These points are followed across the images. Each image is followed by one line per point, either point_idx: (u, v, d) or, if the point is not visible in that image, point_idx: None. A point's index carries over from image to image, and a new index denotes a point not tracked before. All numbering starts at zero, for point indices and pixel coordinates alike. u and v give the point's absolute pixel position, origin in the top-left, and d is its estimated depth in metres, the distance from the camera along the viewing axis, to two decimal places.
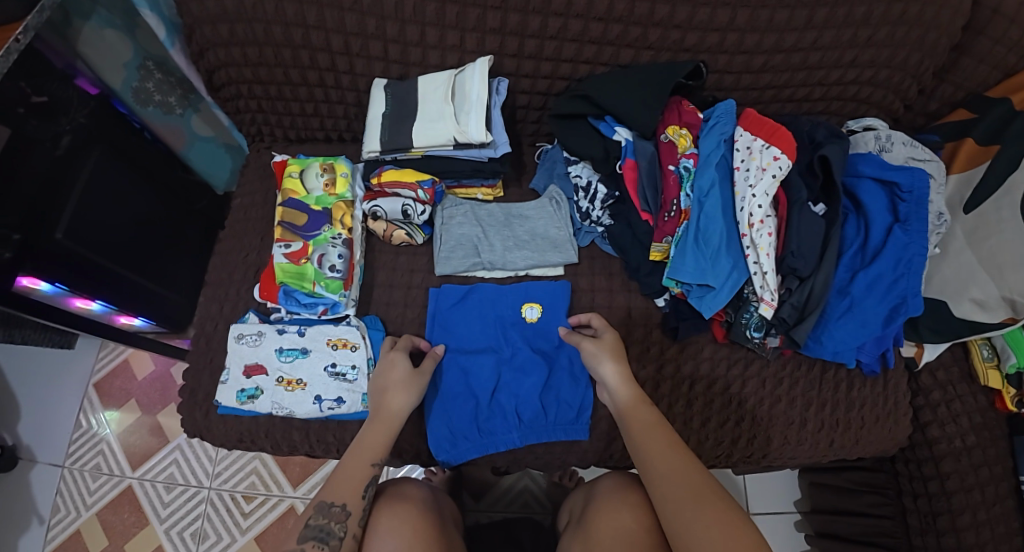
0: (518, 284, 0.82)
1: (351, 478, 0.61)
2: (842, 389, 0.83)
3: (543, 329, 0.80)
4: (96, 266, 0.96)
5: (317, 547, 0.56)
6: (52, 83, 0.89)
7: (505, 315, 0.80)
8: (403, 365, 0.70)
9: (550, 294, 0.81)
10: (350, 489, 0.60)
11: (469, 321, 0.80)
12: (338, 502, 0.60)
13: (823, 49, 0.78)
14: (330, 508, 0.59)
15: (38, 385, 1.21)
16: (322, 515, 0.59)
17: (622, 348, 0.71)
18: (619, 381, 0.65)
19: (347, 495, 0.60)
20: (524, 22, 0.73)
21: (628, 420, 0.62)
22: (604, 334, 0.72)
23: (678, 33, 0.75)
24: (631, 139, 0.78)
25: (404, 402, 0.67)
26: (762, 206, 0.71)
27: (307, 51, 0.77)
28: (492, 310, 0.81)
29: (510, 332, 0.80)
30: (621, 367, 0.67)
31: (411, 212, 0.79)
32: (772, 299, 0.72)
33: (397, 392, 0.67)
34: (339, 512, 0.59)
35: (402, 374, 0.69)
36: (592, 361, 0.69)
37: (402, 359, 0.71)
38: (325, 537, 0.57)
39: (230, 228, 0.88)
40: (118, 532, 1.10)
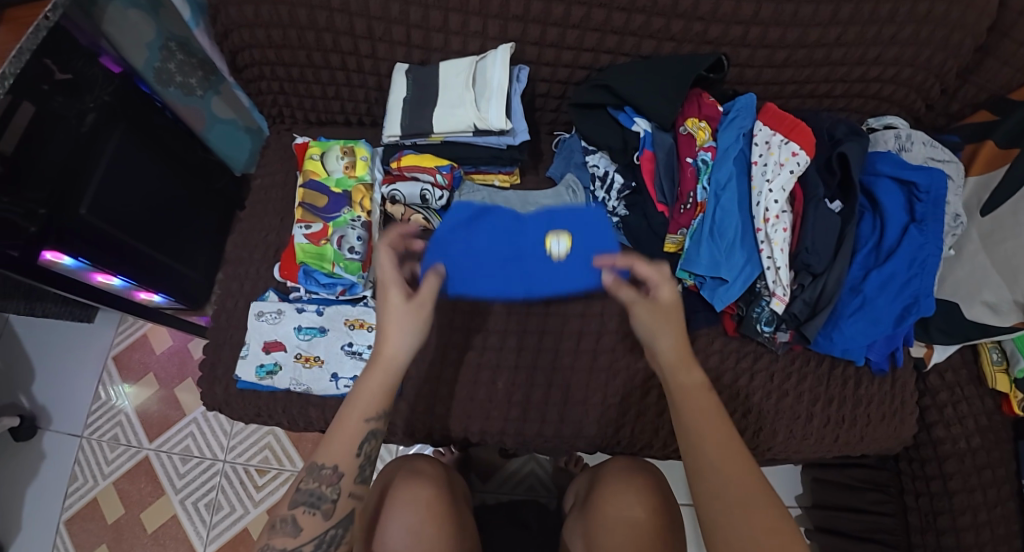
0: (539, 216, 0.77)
1: (345, 435, 0.55)
2: (850, 386, 0.84)
3: (571, 261, 0.76)
4: (117, 242, 0.98)
5: (308, 512, 0.54)
6: (77, 61, 0.90)
7: (524, 242, 0.77)
8: (395, 297, 0.59)
9: (574, 222, 0.77)
10: (343, 448, 0.55)
11: (485, 256, 0.77)
12: (329, 464, 0.55)
13: (847, 45, 0.78)
14: (321, 471, 0.55)
15: (60, 356, 1.24)
16: (312, 477, 0.54)
17: (680, 319, 0.61)
18: (675, 365, 0.58)
19: (338, 456, 0.55)
20: (547, 9, 0.73)
21: (684, 402, 0.55)
22: (662, 296, 0.62)
23: (701, 25, 0.75)
24: (650, 130, 0.78)
25: (401, 345, 0.58)
26: (778, 201, 0.72)
27: (330, 34, 0.77)
28: (509, 240, 0.77)
29: (534, 270, 0.77)
30: (681, 346, 0.59)
31: (429, 197, 0.80)
32: (784, 293, 0.73)
33: (391, 332, 0.58)
34: (330, 475, 0.55)
35: (399, 307, 0.59)
36: (647, 335, 0.62)
37: (397, 293, 0.60)
38: (316, 502, 0.54)
39: (251, 208, 0.90)
40: (135, 501, 1.14)
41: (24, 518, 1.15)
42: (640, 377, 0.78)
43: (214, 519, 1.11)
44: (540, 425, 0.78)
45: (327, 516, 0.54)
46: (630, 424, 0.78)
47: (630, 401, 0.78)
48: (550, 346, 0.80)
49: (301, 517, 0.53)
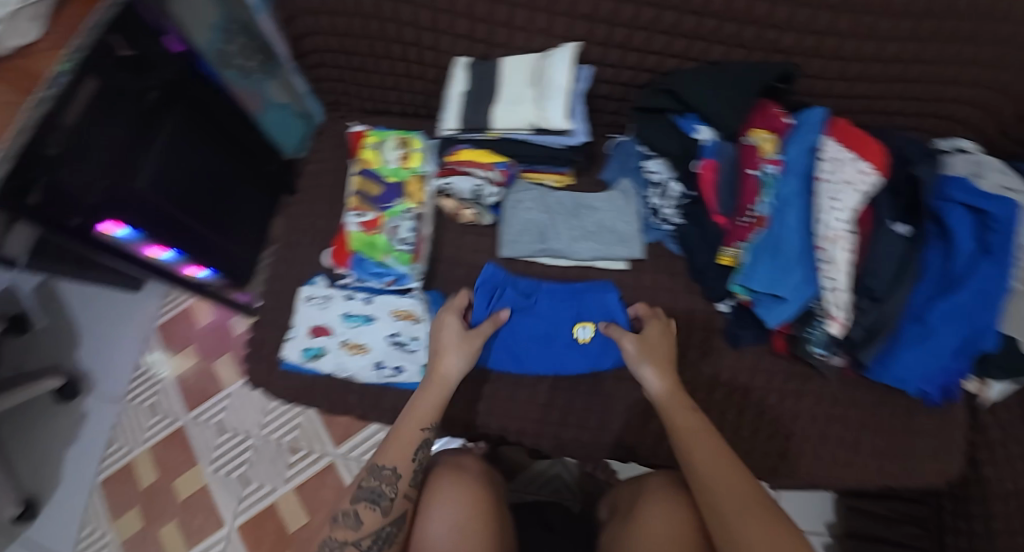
0: (579, 300, 0.78)
1: (404, 440, 0.63)
2: (900, 416, 0.81)
3: (596, 349, 0.76)
4: (169, 217, 1.00)
5: (369, 507, 0.60)
6: (143, 38, 0.91)
7: (557, 327, 0.77)
8: (454, 325, 0.69)
9: (601, 308, 0.77)
10: (402, 451, 0.63)
11: (523, 338, 0.77)
12: (389, 465, 0.62)
13: (925, 63, 0.75)
14: (383, 471, 0.62)
15: (107, 323, 1.28)
16: (375, 477, 0.62)
17: (666, 350, 0.70)
18: (664, 387, 0.65)
19: (398, 459, 0.63)
20: (616, 10, 0.72)
21: (670, 419, 0.62)
22: (649, 332, 0.71)
23: (774, 33, 0.73)
24: (715, 140, 0.76)
25: (455, 363, 0.67)
26: (843, 221, 0.69)
27: (395, 24, 0.77)
28: (542, 324, 0.78)
29: (564, 356, 0.77)
30: (664, 370, 0.67)
31: (484, 192, 0.79)
32: (843, 317, 0.69)
33: (447, 354, 0.67)
34: (389, 475, 0.62)
35: (454, 334, 0.69)
36: (634, 365, 0.68)
37: (455, 319, 0.70)
38: (377, 499, 0.60)
39: (303, 192, 0.91)
40: (169, 468, 1.17)
41: (62, 476, 1.19)
42: None
43: (244, 492, 1.14)
44: (577, 430, 0.78)
45: (385, 512, 0.60)
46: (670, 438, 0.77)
47: None
48: None
49: (362, 512, 0.59)
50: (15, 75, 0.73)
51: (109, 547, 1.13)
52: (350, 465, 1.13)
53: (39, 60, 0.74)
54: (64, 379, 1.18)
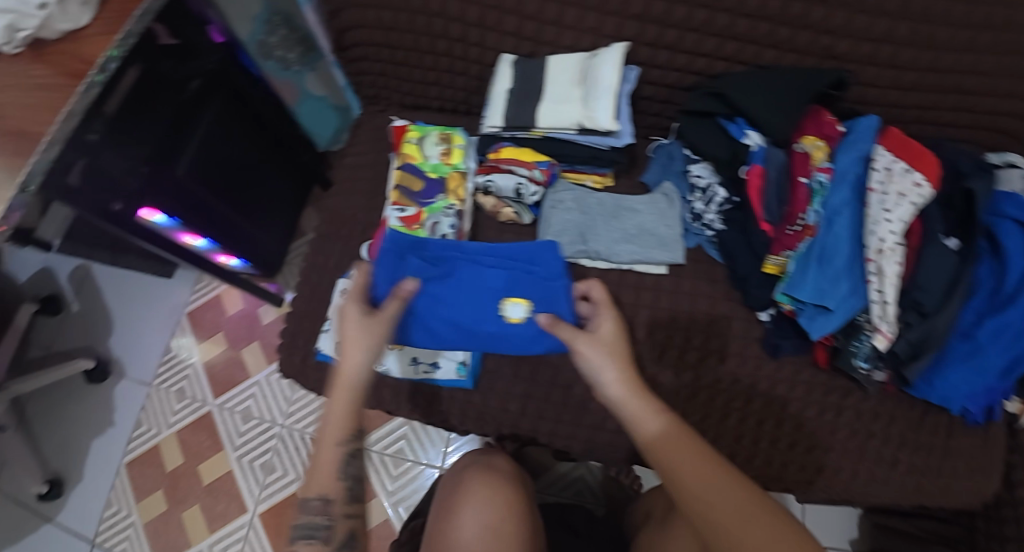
0: (505, 279, 0.76)
1: (326, 463, 0.60)
2: (941, 434, 0.79)
3: (523, 328, 0.74)
4: (205, 205, 1.01)
5: (308, 543, 0.57)
6: (189, 28, 0.92)
7: (483, 300, 0.75)
8: (355, 313, 0.64)
9: (529, 288, 0.75)
10: (326, 477, 0.60)
11: (445, 310, 0.74)
12: (316, 495, 0.59)
13: (983, 74, 0.72)
14: (309, 503, 0.59)
15: (138, 307, 1.30)
16: (307, 512, 0.59)
17: (622, 349, 0.66)
18: (627, 395, 0.60)
19: (323, 485, 0.60)
20: (669, 10, 0.71)
21: (656, 450, 0.56)
22: (603, 328, 0.68)
23: (829, 39, 0.72)
24: (763, 145, 0.74)
25: (359, 360, 0.61)
26: (895, 233, 0.68)
27: (442, 19, 0.77)
28: (468, 298, 0.75)
29: (490, 336, 0.74)
30: (628, 375, 0.62)
31: (524, 191, 0.78)
32: (890, 331, 0.68)
33: (350, 349, 0.62)
34: (319, 503, 0.59)
35: (355, 326, 0.63)
36: (593, 368, 0.64)
37: (354, 311, 0.64)
38: (315, 532, 0.58)
39: (341, 185, 0.91)
40: (194, 453, 1.19)
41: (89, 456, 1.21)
42: (720, 399, 0.76)
43: (267, 480, 1.15)
44: (611, 434, 0.77)
45: (326, 540, 0.58)
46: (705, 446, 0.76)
47: (708, 421, 0.76)
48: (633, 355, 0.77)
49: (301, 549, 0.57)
50: (61, 59, 0.73)
51: (134, 527, 1.15)
52: (374, 458, 1.14)
53: (86, 44, 0.74)
54: (94, 360, 1.19)
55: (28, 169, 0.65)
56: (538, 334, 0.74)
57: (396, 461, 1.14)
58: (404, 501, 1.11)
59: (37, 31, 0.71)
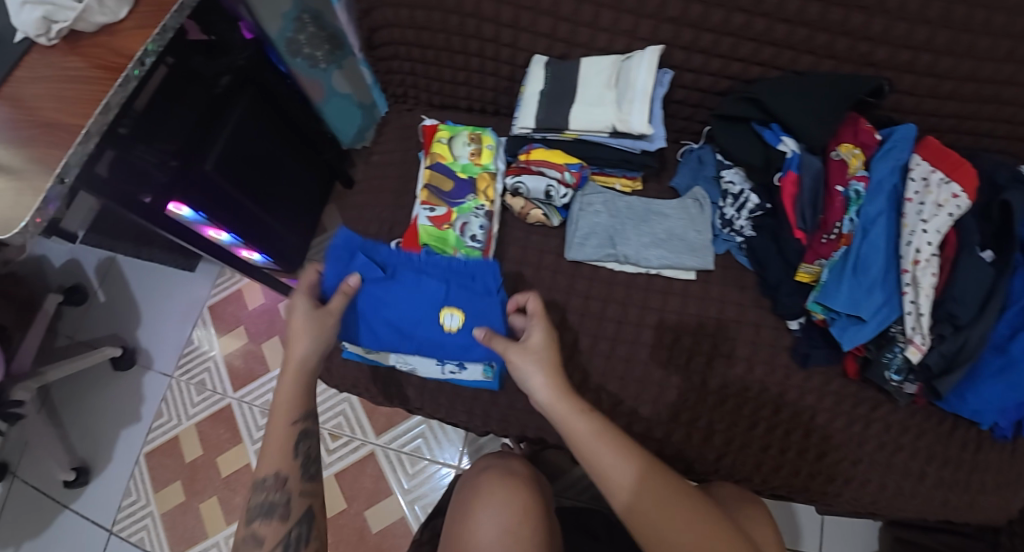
0: (441, 287, 0.77)
1: (277, 442, 0.62)
2: (969, 449, 0.77)
3: (460, 336, 0.77)
4: (231, 199, 1.02)
5: (266, 521, 0.58)
6: (221, 24, 0.92)
7: (420, 309, 0.77)
8: (301, 308, 0.66)
9: (464, 297, 0.76)
10: (279, 456, 0.61)
11: (385, 313, 0.77)
12: (272, 473, 0.61)
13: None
14: (266, 482, 0.60)
15: (161, 299, 1.31)
16: (260, 490, 0.60)
17: (554, 353, 0.66)
18: (552, 396, 0.62)
19: (278, 464, 0.61)
20: (705, 14, 0.70)
21: (634, 510, 0.55)
22: (531, 339, 0.66)
23: (868, 46, 0.70)
24: (798, 152, 0.73)
25: (307, 349, 0.64)
26: (932, 243, 0.67)
27: (475, 19, 0.77)
28: (404, 304, 0.77)
29: (423, 341, 0.77)
30: (556, 378, 0.63)
31: (554, 193, 0.78)
32: (924, 343, 0.67)
33: (296, 340, 0.64)
34: (274, 482, 0.60)
35: (301, 318, 0.66)
36: (525, 377, 0.64)
37: (304, 300, 0.68)
38: (272, 509, 0.59)
39: (368, 183, 0.91)
40: (213, 445, 1.19)
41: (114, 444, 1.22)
42: (748, 408, 0.75)
43: None
44: (640, 440, 0.76)
45: (285, 518, 0.59)
46: (732, 454, 0.75)
47: (735, 429, 0.75)
48: (661, 361, 0.77)
49: (261, 529, 0.58)
50: (97, 52, 0.71)
51: (152, 517, 1.16)
52: (391, 456, 1.14)
53: (122, 38, 0.71)
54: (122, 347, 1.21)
55: (66, 160, 0.65)
56: (472, 344, 0.76)
57: (413, 459, 1.14)
58: (420, 499, 1.11)
59: (73, 23, 0.69)
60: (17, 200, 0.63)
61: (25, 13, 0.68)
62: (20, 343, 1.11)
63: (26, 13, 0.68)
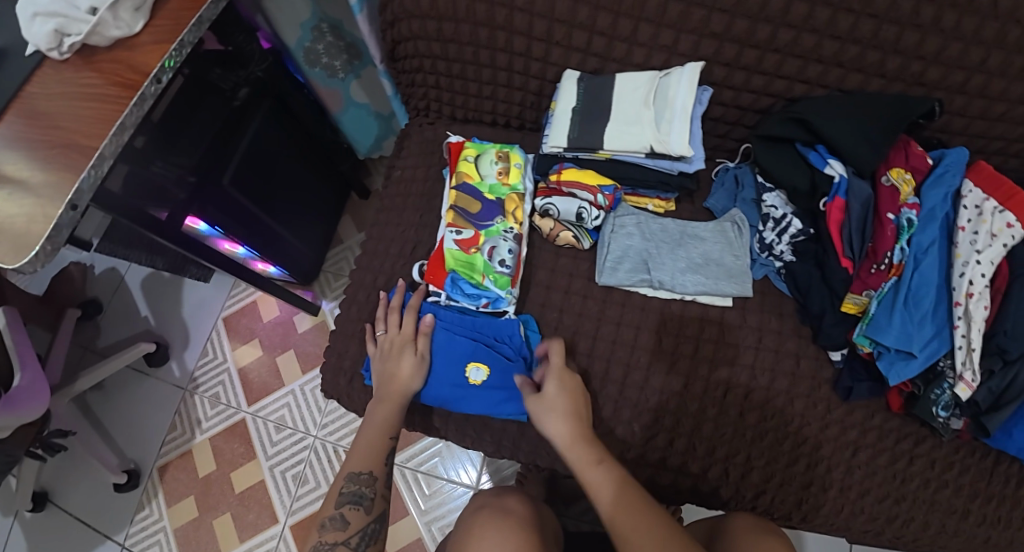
0: (471, 340, 0.73)
1: (372, 447, 0.66)
2: (1012, 485, 0.72)
3: (489, 393, 0.72)
4: (245, 210, 0.99)
5: (353, 508, 0.62)
6: (238, 35, 0.86)
7: (446, 364, 0.72)
8: (408, 355, 0.70)
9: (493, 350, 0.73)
10: (373, 456, 0.66)
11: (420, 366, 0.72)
12: (365, 470, 0.65)
13: None
14: (359, 476, 0.65)
15: (175, 310, 1.29)
16: (352, 482, 0.64)
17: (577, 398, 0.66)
18: (567, 438, 0.62)
19: (371, 463, 0.65)
20: (751, 30, 0.66)
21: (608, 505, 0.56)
22: (547, 389, 0.66)
23: (920, 66, 0.66)
24: (846, 176, 0.70)
25: (413, 386, 0.70)
26: (986, 275, 0.64)
27: (505, 32, 0.73)
28: (444, 353, 0.72)
29: (451, 398, 0.72)
30: (576, 426, 0.63)
31: (586, 216, 0.76)
32: (974, 379, 0.64)
33: (404, 374, 0.69)
34: (367, 478, 0.65)
35: (408, 363, 0.70)
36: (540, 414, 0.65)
37: (409, 349, 0.71)
38: (360, 500, 0.63)
39: (389, 200, 0.88)
40: (227, 460, 1.17)
41: (148, 448, 1.20)
42: (787, 443, 0.72)
43: (299, 492, 1.13)
44: (675, 475, 0.73)
45: (369, 510, 0.63)
46: (771, 491, 0.72)
47: (773, 466, 0.72)
48: (696, 393, 0.73)
49: (348, 513, 0.62)
50: (114, 68, 0.67)
51: (165, 533, 1.13)
52: (407, 475, 1.12)
53: (139, 53, 0.67)
54: (155, 344, 1.19)
55: (78, 186, 0.61)
56: (504, 399, 0.72)
57: (429, 479, 1.12)
58: (437, 521, 1.09)
59: (87, 37, 0.65)
60: (28, 227, 0.60)
61: (39, 27, 0.65)
62: (49, 356, 1.09)
63: (38, 26, 0.65)
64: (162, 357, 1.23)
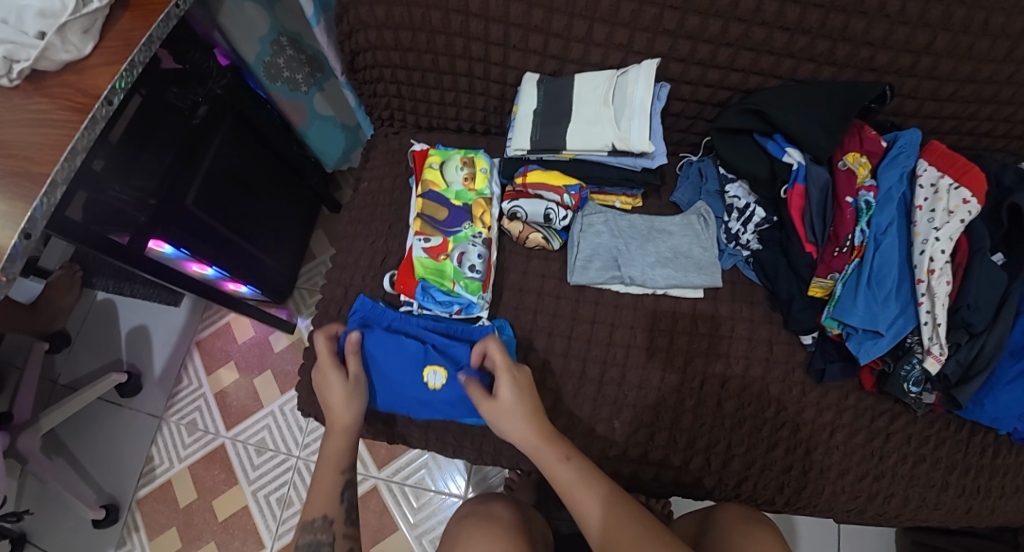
0: (422, 345, 0.72)
1: (323, 490, 0.65)
2: (988, 455, 0.74)
3: (451, 394, 0.71)
4: (216, 233, 0.98)
5: None
6: (194, 52, 0.84)
7: (406, 370, 0.71)
8: (332, 381, 0.68)
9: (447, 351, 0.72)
10: (323, 499, 0.64)
11: (382, 376, 0.72)
12: (319, 514, 0.64)
13: (1021, 84, 0.69)
14: (314, 522, 0.63)
15: (147, 337, 1.26)
16: (308, 531, 0.63)
17: (532, 395, 0.65)
18: (532, 440, 0.62)
19: (325, 506, 0.64)
20: (703, 25, 0.67)
21: (578, 501, 0.58)
22: (501, 393, 0.64)
23: (869, 51, 0.68)
24: (804, 163, 0.71)
25: (348, 415, 0.67)
26: (946, 252, 0.66)
27: (462, 39, 0.73)
28: (387, 365, 0.72)
29: (418, 403, 0.72)
30: (538, 427, 0.62)
31: (554, 216, 0.76)
32: (941, 353, 0.66)
33: (337, 405, 0.67)
34: (322, 523, 0.63)
35: (336, 389, 0.67)
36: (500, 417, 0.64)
37: (335, 376, 0.68)
38: (318, 547, 0.61)
39: (357, 211, 0.87)
40: (207, 488, 1.14)
41: (126, 481, 1.16)
42: (766, 428, 0.73)
43: (284, 515, 1.11)
44: (657, 468, 0.73)
45: None
46: (753, 478, 0.73)
47: (754, 452, 0.73)
48: (674, 386, 0.74)
49: None
50: (64, 92, 0.65)
51: None
52: (394, 489, 1.10)
53: (89, 77, 0.66)
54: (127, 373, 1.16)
55: (31, 213, 0.59)
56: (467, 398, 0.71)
57: (417, 491, 1.10)
58: (428, 533, 1.07)
59: (35, 62, 0.63)
60: None
61: None
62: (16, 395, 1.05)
63: None
64: (134, 387, 1.19)
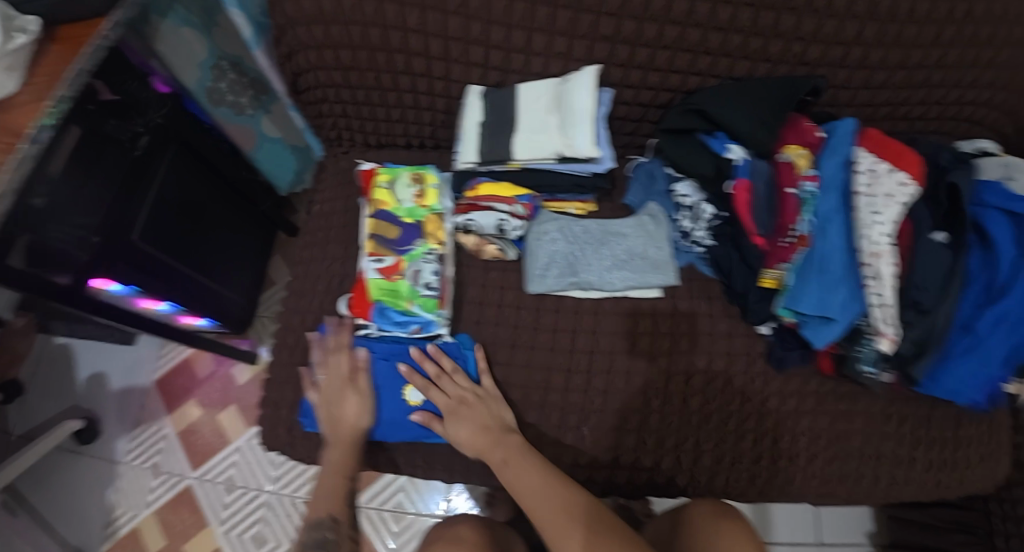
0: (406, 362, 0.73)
1: (328, 490, 0.65)
2: (950, 428, 0.76)
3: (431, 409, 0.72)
4: (168, 267, 0.94)
5: None
6: (130, 81, 0.86)
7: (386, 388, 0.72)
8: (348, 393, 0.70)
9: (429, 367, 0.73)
10: (329, 500, 0.65)
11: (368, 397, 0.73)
12: (327, 516, 0.64)
13: (947, 68, 0.72)
14: (320, 522, 0.63)
15: (104, 379, 1.21)
16: (318, 531, 0.63)
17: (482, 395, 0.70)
18: (474, 439, 0.66)
19: (331, 507, 0.64)
20: (638, 30, 0.68)
21: (536, 509, 0.57)
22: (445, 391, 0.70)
23: (801, 46, 0.70)
24: (747, 158, 0.73)
25: (361, 423, 0.70)
26: (889, 234, 0.67)
27: (403, 55, 0.73)
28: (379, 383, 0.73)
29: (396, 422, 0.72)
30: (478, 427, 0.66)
31: (507, 227, 0.76)
32: (893, 333, 0.65)
33: (350, 414, 0.69)
34: (327, 522, 0.63)
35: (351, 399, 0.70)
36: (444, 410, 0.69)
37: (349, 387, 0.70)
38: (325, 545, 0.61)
39: (310, 235, 0.85)
40: (178, 532, 1.10)
41: (90, 532, 1.11)
42: (733, 421, 0.74)
43: None
44: (630, 471, 0.73)
45: None
46: (724, 472, 0.73)
47: (723, 446, 0.73)
48: (639, 386, 0.74)
49: None
50: None
51: None
52: (372, 515, 1.07)
53: (13, 115, 0.62)
54: (84, 419, 1.11)
55: None
56: None
57: (396, 515, 1.08)
58: None
59: None
60: None
61: None
62: None
63: None
64: (93, 433, 1.14)
